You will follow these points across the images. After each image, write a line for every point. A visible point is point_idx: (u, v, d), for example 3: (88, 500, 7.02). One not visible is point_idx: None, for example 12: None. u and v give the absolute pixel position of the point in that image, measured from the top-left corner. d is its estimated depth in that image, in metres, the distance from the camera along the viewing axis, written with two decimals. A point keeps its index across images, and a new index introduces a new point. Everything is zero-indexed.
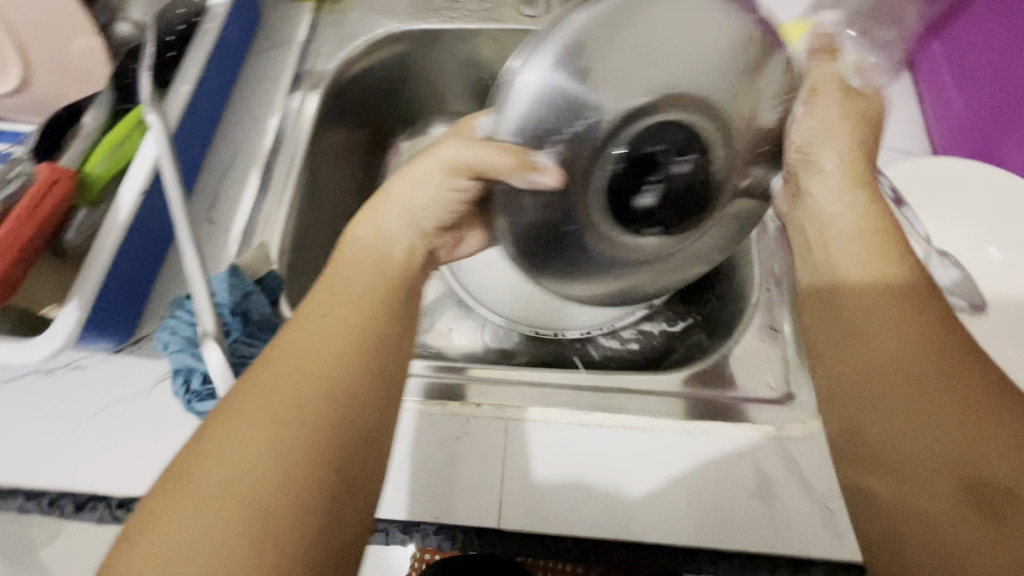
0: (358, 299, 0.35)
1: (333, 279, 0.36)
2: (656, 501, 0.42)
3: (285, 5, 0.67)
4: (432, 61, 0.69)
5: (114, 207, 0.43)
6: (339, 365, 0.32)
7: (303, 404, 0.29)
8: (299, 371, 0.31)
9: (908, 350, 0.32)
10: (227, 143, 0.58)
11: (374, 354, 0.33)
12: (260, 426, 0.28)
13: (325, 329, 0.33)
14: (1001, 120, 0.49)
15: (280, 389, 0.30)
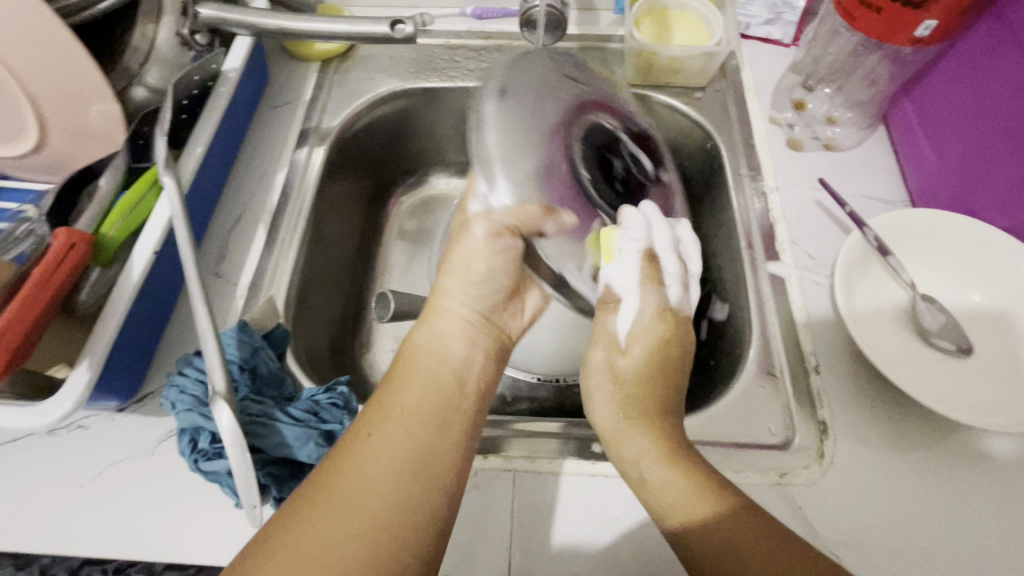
0: (421, 428, 0.37)
1: (381, 400, 0.39)
2: (668, 550, 0.42)
3: (292, 65, 0.70)
4: (433, 114, 0.72)
5: (128, 267, 0.44)
6: (399, 481, 0.34)
7: (362, 515, 0.33)
8: (357, 481, 0.34)
9: (746, 546, 0.34)
10: (234, 198, 0.59)
11: (425, 466, 0.36)
12: (327, 530, 0.32)
13: (372, 448, 0.35)
14: (968, 177, 0.51)
15: (322, 528, 0.32)
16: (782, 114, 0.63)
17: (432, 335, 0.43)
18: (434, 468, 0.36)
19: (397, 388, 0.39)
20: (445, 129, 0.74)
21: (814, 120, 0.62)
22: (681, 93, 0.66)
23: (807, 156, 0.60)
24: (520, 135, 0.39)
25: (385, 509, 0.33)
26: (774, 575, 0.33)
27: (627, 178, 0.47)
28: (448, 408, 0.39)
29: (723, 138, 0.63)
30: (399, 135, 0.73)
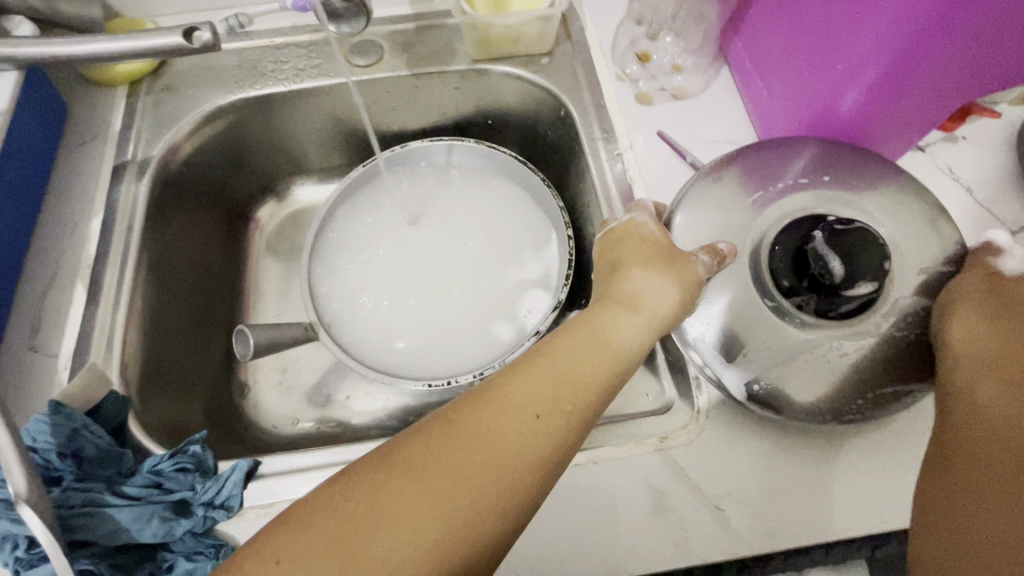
0: (529, 448, 0.33)
1: (515, 385, 0.35)
2: (562, 541, 0.41)
3: (95, 93, 0.61)
4: (273, 124, 0.66)
5: None
6: (521, 465, 0.32)
7: (429, 525, 0.30)
8: (440, 482, 0.31)
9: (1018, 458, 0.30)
10: (44, 257, 0.52)
11: (549, 460, 0.33)
12: (385, 534, 0.29)
13: (534, 425, 0.34)
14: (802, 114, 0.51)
15: (443, 478, 0.31)
16: (628, 69, 0.62)
17: (605, 331, 0.39)
18: (520, 494, 0.32)
19: (528, 377, 0.35)
20: (293, 137, 0.68)
21: (658, 71, 0.61)
22: (526, 62, 0.63)
23: (657, 109, 0.59)
24: (713, 235, 0.44)
25: (499, 485, 0.32)
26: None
27: (848, 257, 0.39)
28: (560, 436, 0.34)
29: (573, 103, 0.61)
30: (241, 152, 0.66)
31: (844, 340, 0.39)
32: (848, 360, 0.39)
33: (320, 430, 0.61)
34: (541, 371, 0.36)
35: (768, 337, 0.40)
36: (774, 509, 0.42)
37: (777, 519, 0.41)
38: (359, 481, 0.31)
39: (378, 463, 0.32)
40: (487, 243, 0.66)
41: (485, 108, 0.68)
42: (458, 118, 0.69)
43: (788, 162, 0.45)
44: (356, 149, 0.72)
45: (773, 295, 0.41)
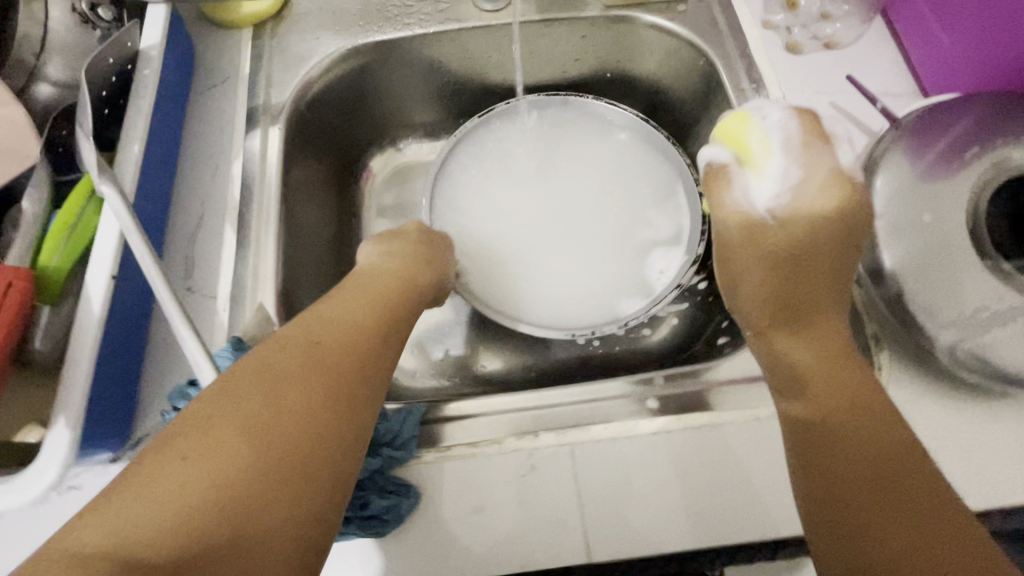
0: (359, 355, 0.35)
1: (351, 304, 0.39)
2: (748, 492, 0.41)
3: (219, 34, 0.59)
4: (393, 72, 0.64)
5: (85, 300, 0.37)
6: (344, 371, 0.34)
7: (319, 405, 0.32)
8: (288, 368, 0.32)
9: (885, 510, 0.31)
10: (190, 198, 0.51)
11: (356, 381, 0.34)
12: (283, 425, 0.30)
13: (334, 337, 0.36)
14: (994, 61, 0.47)
15: (289, 370, 0.32)
16: (775, 16, 0.58)
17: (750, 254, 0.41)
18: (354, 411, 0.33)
19: (345, 305, 0.39)
20: (409, 87, 0.66)
21: (808, 17, 0.58)
22: (664, 9, 0.60)
23: (808, 58, 0.56)
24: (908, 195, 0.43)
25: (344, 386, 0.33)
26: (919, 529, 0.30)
27: None
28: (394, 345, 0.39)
29: (716, 52, 0.58)
30: (358, 101, 0.64)
31: None
32: None
33: (444, 384, 0.61)
34: (355, 299, 0.40)
35: (960, 304, 0.40)
36: (970, 470, 0.40)
37: (976, 481, 0.40)
38: (252, 373, 0.32)
39: (261, 369, 0.32)
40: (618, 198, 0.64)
41: (608, 58, 0.65)
42: (577, 70, 0.67)
43: (981, 121, 0.43)
44: (468, 101, 0.69)
45: (989, 254, 0.40)
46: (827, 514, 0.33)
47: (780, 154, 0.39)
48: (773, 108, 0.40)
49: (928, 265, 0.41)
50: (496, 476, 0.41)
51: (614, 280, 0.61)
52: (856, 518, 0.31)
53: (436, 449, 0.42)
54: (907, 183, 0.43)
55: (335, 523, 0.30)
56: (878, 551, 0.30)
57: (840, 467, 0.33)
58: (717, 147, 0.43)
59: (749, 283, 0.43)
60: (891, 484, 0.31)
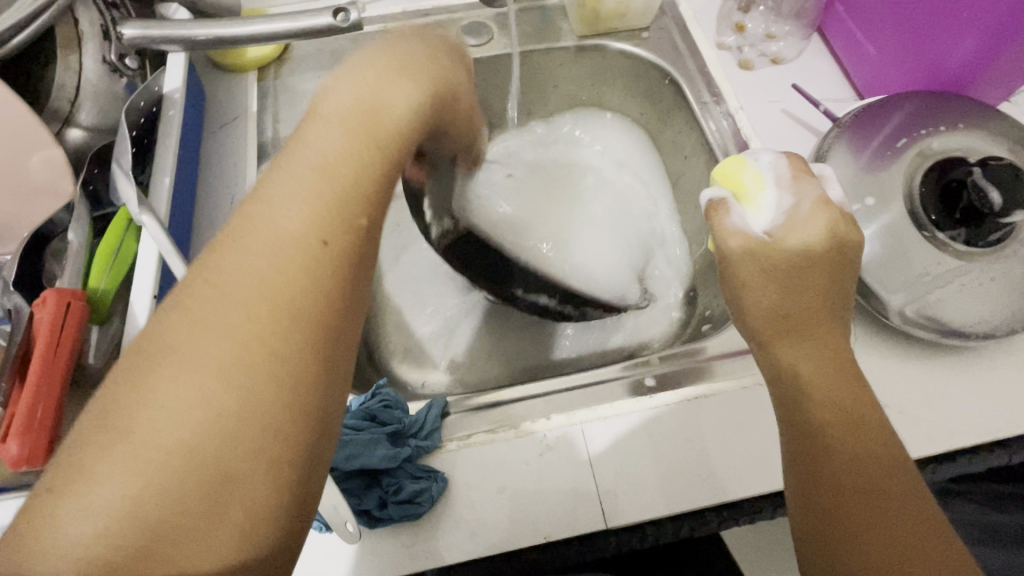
0: (282, 300, 0.28)
1: (275, 212, 0.29)
2: (742, 454, 0.45)
3: (226, 77, 0.64)
4: None
5: (132, 318, 0.40)
6: (260, 326, 0.27)
7: (231, 385, 0.26)
8: (193, 345, 0.26)
9: (873, 498, 0.33)
10: (210, 228, 0.55)
11: (282, 343, 0.27)
12: (173, 430, 0.25)
13: (247, 278, 0.28)
14: (916, 65, 0.55)
15: (193, 350, 0.26)
16: (727, 38, 0.66)
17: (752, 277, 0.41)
18: (286, 377, 0.27)
19: (269, 214, 0.29)
20: None
21: (755, 38, 0.66)
22: (630, 37, 0.68)
23: (758, 73, 0.64)
24: (853, 183, 0.49)
25: (263, 350, 0.27)
26: (894, 513, 0.33)
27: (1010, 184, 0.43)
28: (342, 259, 0.29)
29: (678, 71, 0.65)
30: None
31: (990, 265, 0.45)
32: (992, 282, 0.45)
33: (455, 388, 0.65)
34: (281, 201, 0.30)
35: (908, 272, 0.46)
36: (934, 417, 0.45)
37: (940, 426, 0.45)
38: (156, 355, 0.26)
39: (149, 353, 0.26)
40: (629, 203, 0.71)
41: (583, 82, 0.72)
42: (557, 93, 0.73)
43: (908, 115, 0.51)
44: None
45: (927, 227, 0.47)
46: (815, 519, 0.34)
47: (772, 189, 0.43)
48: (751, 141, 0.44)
49: (879, 240, 0.47)
50: (515, 458, 0.45)
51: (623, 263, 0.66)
52: (845, 527, 0.33)
53: (455, 440, 0.46)
54: (851, 171, 0.50)
55: (276, 510, 0.26)
56: (871, 535, 0.33)
57: (832, 479, 0.34)
58: (719, 187, 0.46)
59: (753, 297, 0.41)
60: (873, 491, 0.33)
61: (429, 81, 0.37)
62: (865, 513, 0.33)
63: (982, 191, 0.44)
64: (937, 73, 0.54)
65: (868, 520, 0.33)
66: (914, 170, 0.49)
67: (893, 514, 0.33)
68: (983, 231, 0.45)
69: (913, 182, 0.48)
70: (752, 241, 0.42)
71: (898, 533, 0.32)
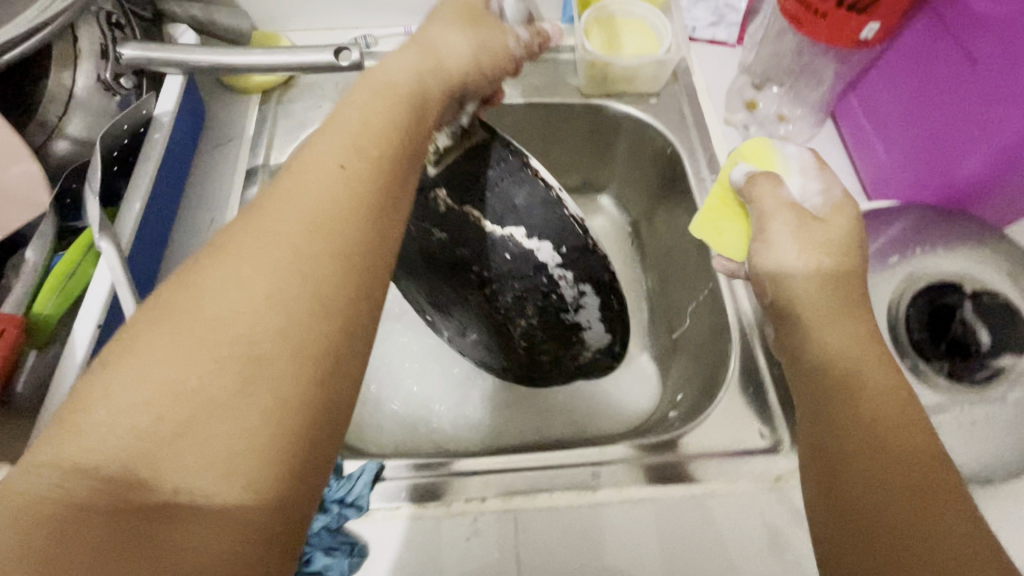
0: (339, 228, 0.27)
1: (347, 146, 0.30)
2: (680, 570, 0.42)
3: (230, 96, 0.65)
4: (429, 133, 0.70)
5: (70, 347, 0.39)
6: (317, 246, 0.26)
7: (277, 301, 0.25)
8: (249, 255, 0.26)
9: (913, 493, 0.28)
10: (184, 249, 0.55)
11: (336, 266, 0.26)
12: (205, 326, 0.24)
13: (314, 201, 0.27)
14: (925, 173, 0.52)
15: (249, 258, 0.26)
16: (736, 115, 0.64)
17: (795, 238, 0.40)
18: (333, 302, 0.26)
19: (320, 139, 0.31)
20: None
21: (766, 118, 0.64)
22: (637, 101, 0.66)
23: None
24: None
25: (317, 271, 0.26)
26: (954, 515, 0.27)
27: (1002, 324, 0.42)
28: (382, 176, 0.30)
29: (682, 142, 0.64)
30: None
31: (975, 406, 0.41)
32: (975, 427, 0.41)
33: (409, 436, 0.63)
34: (331, 130, 0.31)
35: None
36: None
37: None
38: (216, 260, 0.26)
39: (207, 253, 0.26)
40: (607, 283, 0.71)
41: (588, 138, 0.71)
42: (559, 148, 0.72)
43: (911, 226, 0.48)
44: None
45: (911, 355, 0.43)
46: (843, 534, 0.29)
47: (797, 175, 0.45)
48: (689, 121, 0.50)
49: None
50: (440, 538, 0.43)
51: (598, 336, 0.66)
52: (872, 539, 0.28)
53: (436, 501, 0.45)
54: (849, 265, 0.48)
55: (291, 438, 0.23)
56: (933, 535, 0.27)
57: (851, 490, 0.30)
58: (742, 163, 0.48)
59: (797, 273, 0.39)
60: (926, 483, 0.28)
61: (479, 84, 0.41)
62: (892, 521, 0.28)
63: (968, 326, 0.43)
64: (948, 185, 0.51)
65: (920, 514, 0.27)
66: (906, 284, 0.46)
67: (949, 515, 0.27)
68: (963, 368, 0.43)
69: (903, 298, 0.46)
70: (789, 207, 0.42)
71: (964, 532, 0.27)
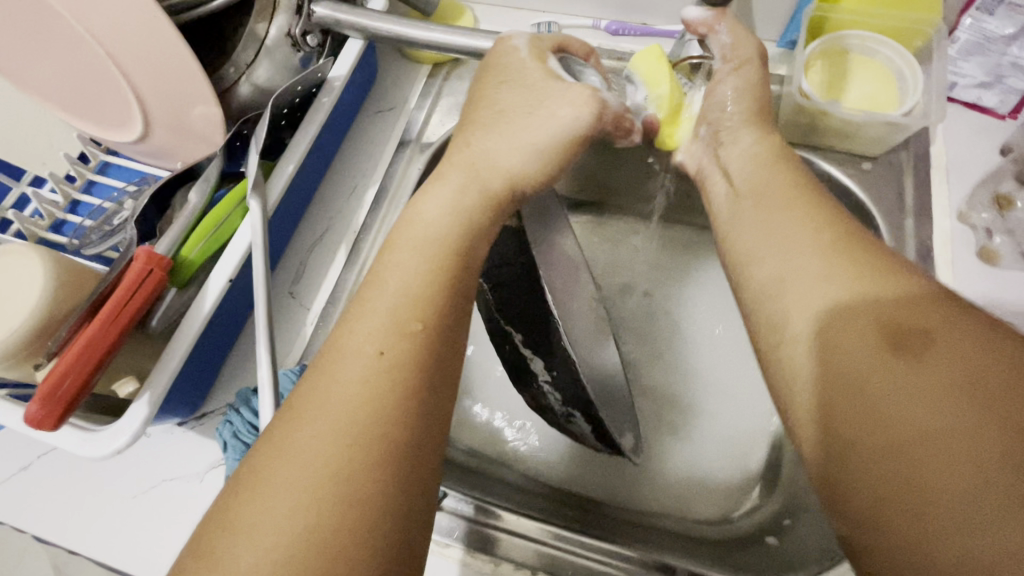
0: (389, 372, 0.30)
1: (399, 284, 0.34)
2: None
3: (405, 64, 0.64)
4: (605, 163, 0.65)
5: (201, 296, 0.42)
6: (377, 389, 0.30)
7: (349, 441, 0.28)
8: (324, 414, 0.29)
9: (931, 398, 0.25)
10: (323, 210, 0.56)
11: (398, 400, 0.30)
12: (267, 531, 0.26)
13: (381, 355, 0.31)
14: None
15: (320, 415, 0.29)
16: (976, 211, 0.50)
17: (766, 203, 0.38)
18: (400, 425, 0.29)
19: (356, 324, 0.33)
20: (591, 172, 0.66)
21: (1022, 226, 0.49)
22: (845, 162, 0.55)
23: (1002, 275, 0.48)
24: None
25: (385, 406, 0.29)
26: (961, 419, 0.24)
27: None
28: (417, 356, 0.31)
29: (890, 227, 0.51)
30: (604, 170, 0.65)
31: None
32: None
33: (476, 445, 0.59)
34: (370, 312, 0.33)
35: None
36: None
37: None
38: (295, 426, 0.29)
39: None
40: (736, 359, 0.62)
41: None
42: None
43: None
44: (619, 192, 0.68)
45: None
46: (846, 467, 0.27)
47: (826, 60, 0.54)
48: (761, 133, 0.44)
49: None
50: None
51: (709, 408, 0.60)
52: (891, 481, 0.25)
53: (488, 555, 0.44)
54: None
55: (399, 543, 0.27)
56: (931, 444, 0.24)
57: (874, 423, 0.26)
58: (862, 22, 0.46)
59: (776, 226, 0.36)
60: (957, 389, 0.25)
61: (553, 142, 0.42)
62: (926, 455, 0.24)
63: None
64: None
65: (921, 426, 0.25)
66: None
67: (967, 422, 0.24)
68: None
69: None
70: (766, 186, 0.39)
71: (995, 451, 0.23)
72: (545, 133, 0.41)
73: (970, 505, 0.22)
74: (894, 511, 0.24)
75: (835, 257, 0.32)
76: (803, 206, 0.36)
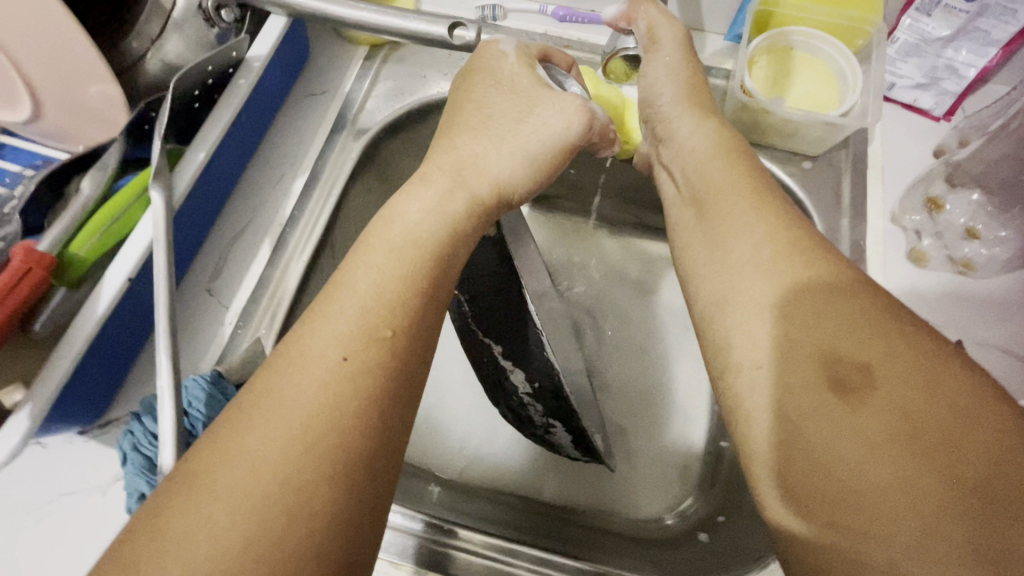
0: (337, 381, 0.26)
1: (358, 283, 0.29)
2: None
3: (340, 44, 0.60)
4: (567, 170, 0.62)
5: (93, 298, 0.38)
6: (324, 401, 0.25)
7: (278, 466, 0.24)
8: (261, 430, 0.25)
9: (837, 338, 0.29)
10: (247, 199, 0.52)
11: (350, 414, 0.25)
12: (191, 541, 0.22)
13: (340, 366, 0.26)
14: None
15: (255, 429, 0.25)
16: (909, 213, 0.50)
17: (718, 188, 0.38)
18: (339, 442, 0.25)
19: (316, 325, 0.28)
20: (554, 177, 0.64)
21: (950, 228, 0.49)
22: (787, 160, 0.55)
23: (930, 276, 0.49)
24: None
25: (332, 421, 0.25)
26: (861, 356, 0.28)
27: None
28: (383, 368, 0.27)
29: (826, 227, 0.51)
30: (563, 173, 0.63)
31: None
32: None
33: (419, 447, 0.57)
34: (312, 321, 0.29)
35: None
36: None
37: None
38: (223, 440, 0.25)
39: None
40: (681, 356, 0.61)
41: None
42: None
43: None
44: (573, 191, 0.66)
45: None
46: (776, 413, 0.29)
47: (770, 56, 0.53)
48: (695, 128, 0.42)
49: None
50: None
51: (659, 407, 0.59)
52: (805, 411, 0.28)
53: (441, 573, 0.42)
54: None
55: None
56: (843, 376, 0.28)
57: (795, 364, 0.29)
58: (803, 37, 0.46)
59: (728, 221, 0.36)
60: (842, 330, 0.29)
61: (485, 135, 0.39)
62: (876, 430, 0.26)
63: None
64: None
65: (838, 364, 0.28)
66: None
67: (867, 354, 0.28)
68: None
69: None
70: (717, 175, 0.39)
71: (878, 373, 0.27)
72: (492, 133, 0.39)
73: (869, 423, 0.26)
74: (810, 458, 0.27)
75: (779, 245, 0.33)
76: (764, 212, 0.34)
